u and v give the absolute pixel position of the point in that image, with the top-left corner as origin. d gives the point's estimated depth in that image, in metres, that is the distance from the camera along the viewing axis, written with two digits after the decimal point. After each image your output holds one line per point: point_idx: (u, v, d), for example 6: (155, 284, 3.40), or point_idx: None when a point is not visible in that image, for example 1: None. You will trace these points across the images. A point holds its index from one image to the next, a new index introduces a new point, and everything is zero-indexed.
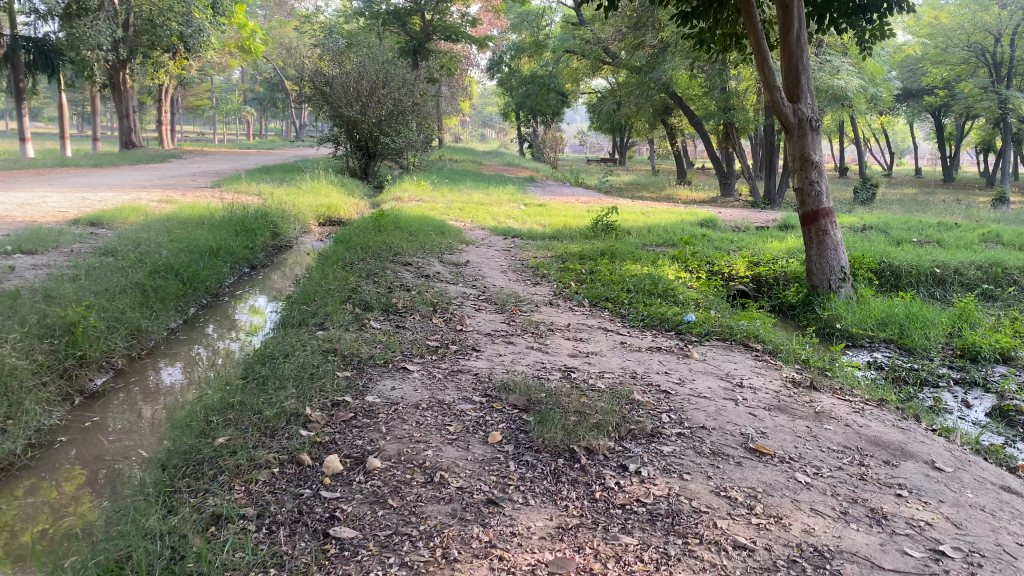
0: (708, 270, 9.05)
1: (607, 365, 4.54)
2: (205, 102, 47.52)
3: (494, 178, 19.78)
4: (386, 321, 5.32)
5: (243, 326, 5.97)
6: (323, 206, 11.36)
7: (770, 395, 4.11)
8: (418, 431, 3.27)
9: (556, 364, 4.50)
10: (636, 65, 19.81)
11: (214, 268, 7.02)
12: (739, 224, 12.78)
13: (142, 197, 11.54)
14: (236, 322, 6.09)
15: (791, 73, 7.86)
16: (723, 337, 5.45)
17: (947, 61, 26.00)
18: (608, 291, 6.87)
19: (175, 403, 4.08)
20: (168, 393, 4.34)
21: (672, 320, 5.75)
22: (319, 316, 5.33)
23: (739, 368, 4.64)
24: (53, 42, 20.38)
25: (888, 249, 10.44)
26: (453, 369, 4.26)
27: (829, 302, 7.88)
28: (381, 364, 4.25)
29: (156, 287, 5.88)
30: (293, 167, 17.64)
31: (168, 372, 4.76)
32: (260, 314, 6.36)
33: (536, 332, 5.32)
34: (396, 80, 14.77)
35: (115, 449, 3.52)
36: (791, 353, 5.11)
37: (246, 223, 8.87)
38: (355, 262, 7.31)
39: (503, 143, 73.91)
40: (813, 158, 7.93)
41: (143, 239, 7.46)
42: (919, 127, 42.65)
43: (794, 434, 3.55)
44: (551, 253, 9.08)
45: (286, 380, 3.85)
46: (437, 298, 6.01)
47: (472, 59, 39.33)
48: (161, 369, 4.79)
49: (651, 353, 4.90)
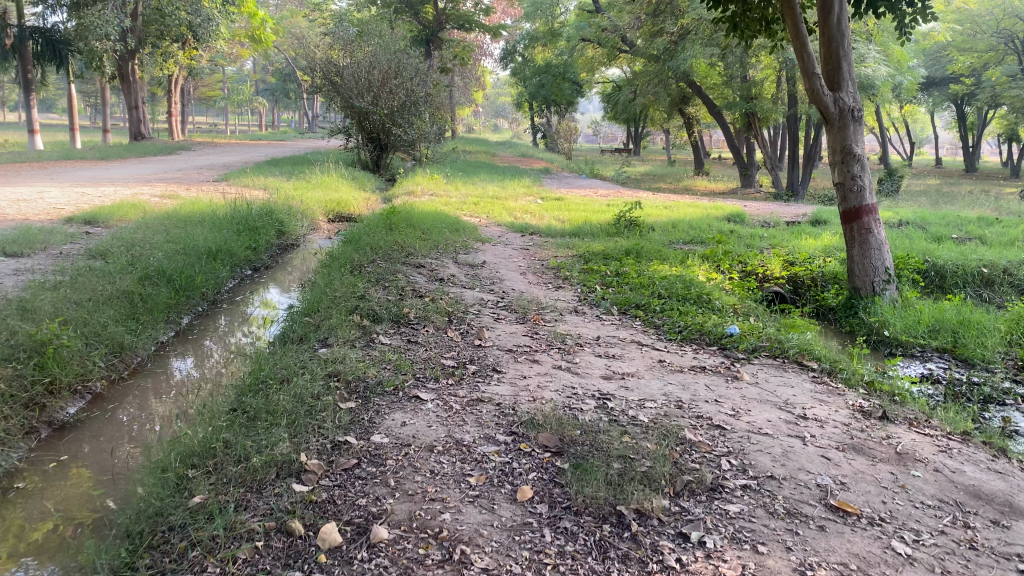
0: (740, 271, 8.45)
1: (646, 391, 3.98)
2: (216, 94, 47.12)
3: (509, 169, 19.18)
4: (396, 335, 4.77)
5: (254, 325, 5.77)
6: (332, 201, 10.85)
7: (839, 431, 3.55)
8: (432, 486, 2.75)
9: (590, 390, 3.95)
10: (655, 53, 19.20)
11: (212, 272, 6.50)
12: (768, 218, 12.17)
13: (144, 192, 11.06)
14: (249, 319, 5.92)
15: (830, 59, 7.29)
16: (773, 354, 4.89)
17: (973, 48, 25.09)
18: (638, 296, 6.31)
19: (156, 438, 3.53)
20: (154, 422, 3.81)
21: (714, 332, 5.19)
22: (322, 330, 4.79)
23: (798, 395, 4.08)
24: (60, 32, 19.83)
25: (930, 246, 9.80)
26: (472, 397, 3.71)
27: (874, 306, 7.28)
28: (391, 392, 3.70)
29: (144, 295, 5.35)
30: (303, 159, 17.11)
31: (156, 393, 4.28)
32: (273, 309, 6.29)
33: (562, 347, 4.76)
34: (408, 70, 14.23)
35: (78, 504, 2.99)
36: (852, 372, 4.54)
37: (248, 220, 8.34)
38: (364, 265, 6.78)
39: (516, 134, 73.33)
40: (855, 150, 7.32)
41: (137, 241, 6.92)
42: (940, 118, 41.81)
43: (878, 485, 2.99)
44: (574, 252, 8.54)
45: (283, 413, 3.32)
46: (453, 307, 5.47)
47: (486, 49, 38.72)
48: (147, 391, 4.30)
49: (694, 374, 4.34)
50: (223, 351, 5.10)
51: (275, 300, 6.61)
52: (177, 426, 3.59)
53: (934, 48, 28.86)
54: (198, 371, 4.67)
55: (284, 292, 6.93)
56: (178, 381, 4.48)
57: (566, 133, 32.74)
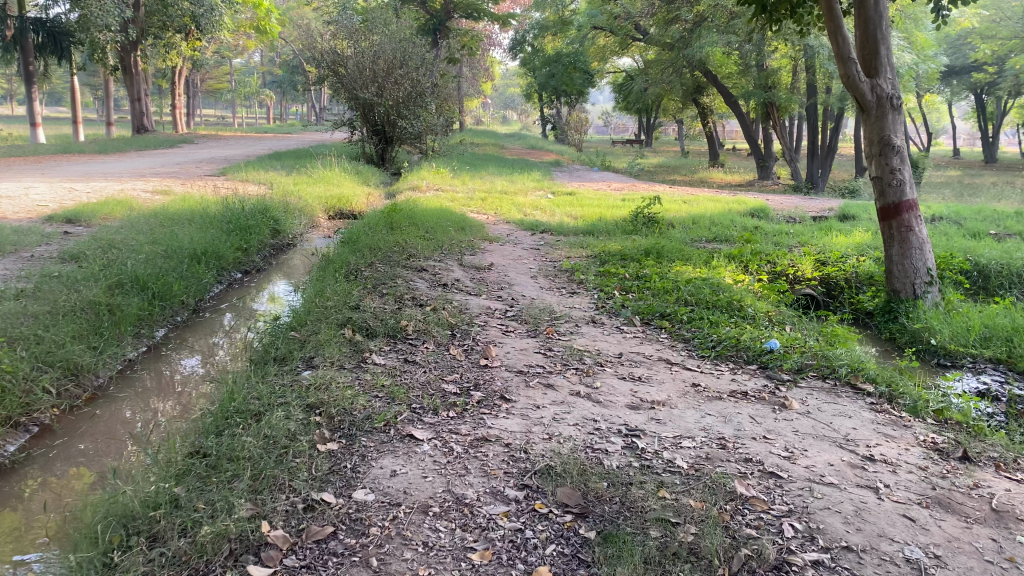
0: (769, 272, 7.83)
1: (681, 426, 3.42)
2: (223, 86, 46.56)
3: (518, 163, 18.61)
4: (391, 354, 4.20)
5: (259, 320, 5.53)
6: (333, 197, 10.29)
7: (916, 479, 2.96)
8: (425, 568, 2.19)
9: (614, 424, 3.37)
10: (669, 42, 18.55)
11: (194, 277, 5.91)
12: (792, 214, 11.55)
13: (135, 188, 10.53)
14: (256, 313, 5.71)
15: (868, 43, 6.62)
16: (820, 375, 4.29)
17: (997, 35, 24.22)
18: (662, 304, 5.71)
19: (98, 490, 2.93)
20: (106, 463, 3.24)
21: (752, 349, 4.61)
22: (307, 349, 4.23)
23: (859, 429, 3.49)
24: (63, 23, 19.16)
25: (969, 244, 9.15)
26: (476, 435, 3.13)
27: (917, 312, 6.63)
28: (380, 429, 3.14)
29: (112, 306, 4.80)
30: (306, 152, 16.55)
31: (114, 424, 3.71)
32: (279, 303, 6.13)
33: (581, 368, 4.17)
34: (414, 59, 13.66)
35: None
36: (915, 398, 3.92)
37: (240, 218, 7.79)
38: (361, 269, 6.22)
39: (525, 126, 72.72)
40: (893, 141, 6.65)
41: (117, 243, 6.36)
42: (956, 109, 40.91)
43: (980, 558, 2.40)
44: (588, 253, 7.96)
45: (250, 461, 2.78)
46: (457, 319, 4.91)
47: (495, 39, 38.02)
48: (104, 421, 3.73)
49: (736, 403, 3.77)
50: (203, 367, 4.53)
51: (281, 294, 6.49)
52: (125, 474, 2.99)
53: (955, 35, 27.97)
54: (172, 395, 4.11)
55: (289, 287, 6.70)
56: (142, 407, 3.93)
57: (577, 124, 32.07)
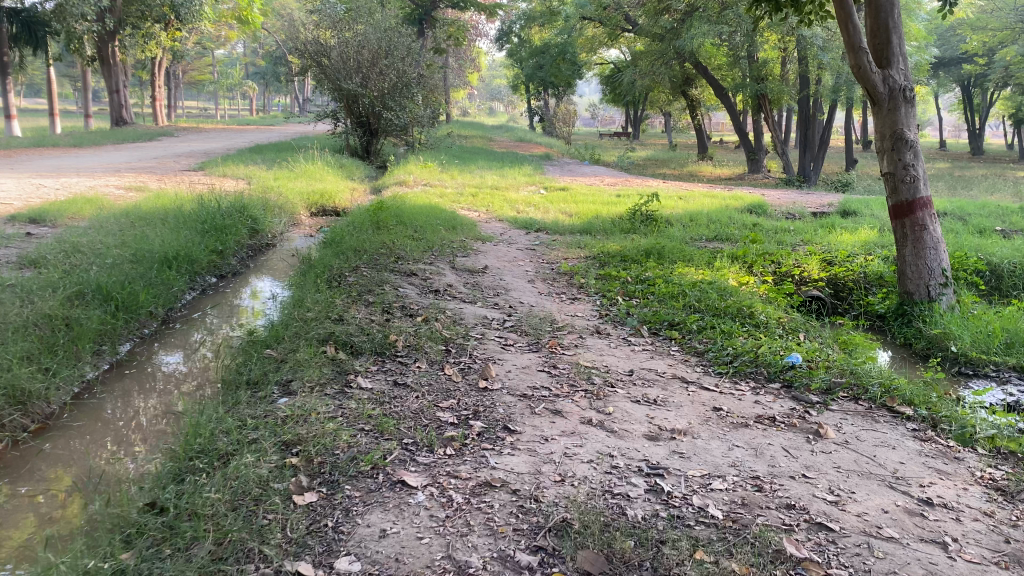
0: (774, 273, 7.38)
1: (709, 461, 3.01)
2: (205, 76, 45.56)
3: (507, 156, 18.08)
4: (379, 376, 3.78)
5: (241, 317, 5.50)
6: (315, 193, 9.83)
7: (986, 528, 2.58)
8: None
9: (633, 461, 2.96)
10: (658, 33, 18.09)
11: (163, 285, 5.44)
12: (791, 210, 11.17)
13: (108, 184, 10.01)
14: (237, 311, 5.67)
15: (878, 31, 6.06)
16: (851, 395, 3.90)
17: (987, 27, 23.87)
18: (671, 311, 5.30)
19: (27, 557, 2.44)
20: (47, 516, 2.78)
21: (772, 365, 4.20)
22: (284, 371, 3.80)
23: (908, 464, 3.10)
24: (38, 13, 18.38)
25: (977, 241, 8.82)
26: (479, 480, 2.71)
27: (933, 315, 6.13)
28: (367, 474, 2.73)
29: (70, 321, 4.34)
30: (289, 145, 16.01)
31: (64, 458, 3.29)
32: (261, 300, 6.03)
33: (591, 390, 3.75)
34: (400, 49, 13.18)
35: None
36: (961, 425, 3.53)
37: (214, 218, 7.32)
38: (345, 275, 5.78)
39: (511, 117, 72.13)
40: (907, 135, 6.06)
41: (82, 246, 5.87)
42: (941, 100, 40.55)
43: None
44: (586, 254, 7.54)
45: (215, 520, 2.39)
46: (453, 332, 4.49)
47: (480, 29, 37.37)
48: (56, 456, 3.32)
49: (764, 431, 3.36)
50: (170, 391, 4.03)
51: (264, 291, 6.37)
52: (61, 540, 2.51)
53: (945, 26, 27.60)
54: (141, 419, 3.68)
55: (270, 290, 6.39)
56: (101, 436, 3.51)
57: (564, 116, 31.39)
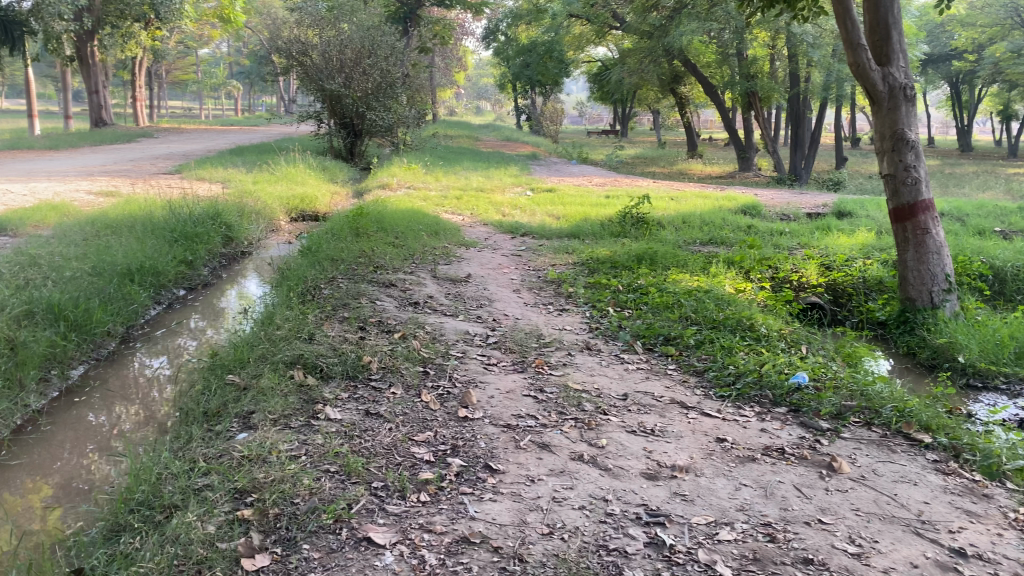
0: (771, 278, 7.06)
1: (714, 504, 2.71)
2: (188, 76, 44.92)
3: (494, 156, 17.72)
4: (351, 405, 3.45)
5: (226, 321, 5.48)
6: (295, 197, 9.48)
7: None
8: None
9: (630, 507, 2.64)
10: (647, 30, 17.78)
11: (127, 301, 5.12)
12: (785, 210, 10.89)
13: (78, 189, 9.65)
14: (222, 313, 5.66)
15: (877, 28, 5.74)
16: (862, 421, 3.60)
17: (976, 23, 23.71)
18: (666, 324, 4.98)
19: None
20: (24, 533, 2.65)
21: (778, 387, 3.89)
22: (247, 399, 3.49)
23: (933, 504, 2.80)
24: (15, 12, 16.81)
25: (979, 243, 8.56)
26: (456, 535, 2.40)
27: (937, 323, 5.81)
28: (329, 528, 2.42)
29: (15, 344, 3.98)
30: (271, 147, 15.62)
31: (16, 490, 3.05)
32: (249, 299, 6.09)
33: (582, 419, 3.43)
34: (384, 48, 12.76)
35: None
36: (986, 455, 3.23)
37: (185, 225, 6.93)
38: (320, 287, 5.44)
39: (499, 115, 71.55)
40: (908, 135, 5.73)
41: (39, 259, 5.47)
42: (928, 97, 40.26)
43: None
44: (575, 260, 7.22)
45: None
46: (434, 351, 4.19)
47: (467, 28, 36.93)
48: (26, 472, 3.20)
49: (773, 466, 3.05)
50: (149, 401, 3.95)
51: (248, 292, 6.35)
52: None
53: (934, 22, 27.29)
54: (129, 422, 3.69)
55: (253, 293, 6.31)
56: (57, 466, 3.27)
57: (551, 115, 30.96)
